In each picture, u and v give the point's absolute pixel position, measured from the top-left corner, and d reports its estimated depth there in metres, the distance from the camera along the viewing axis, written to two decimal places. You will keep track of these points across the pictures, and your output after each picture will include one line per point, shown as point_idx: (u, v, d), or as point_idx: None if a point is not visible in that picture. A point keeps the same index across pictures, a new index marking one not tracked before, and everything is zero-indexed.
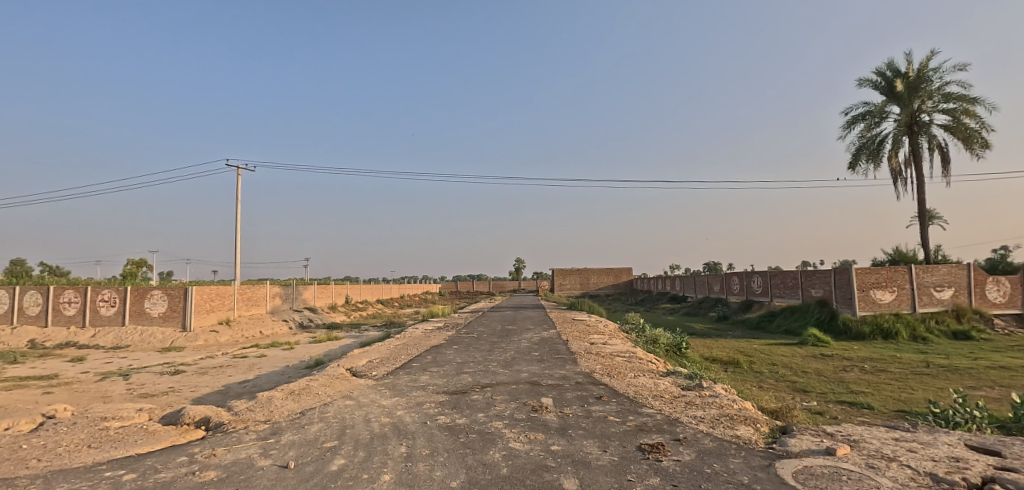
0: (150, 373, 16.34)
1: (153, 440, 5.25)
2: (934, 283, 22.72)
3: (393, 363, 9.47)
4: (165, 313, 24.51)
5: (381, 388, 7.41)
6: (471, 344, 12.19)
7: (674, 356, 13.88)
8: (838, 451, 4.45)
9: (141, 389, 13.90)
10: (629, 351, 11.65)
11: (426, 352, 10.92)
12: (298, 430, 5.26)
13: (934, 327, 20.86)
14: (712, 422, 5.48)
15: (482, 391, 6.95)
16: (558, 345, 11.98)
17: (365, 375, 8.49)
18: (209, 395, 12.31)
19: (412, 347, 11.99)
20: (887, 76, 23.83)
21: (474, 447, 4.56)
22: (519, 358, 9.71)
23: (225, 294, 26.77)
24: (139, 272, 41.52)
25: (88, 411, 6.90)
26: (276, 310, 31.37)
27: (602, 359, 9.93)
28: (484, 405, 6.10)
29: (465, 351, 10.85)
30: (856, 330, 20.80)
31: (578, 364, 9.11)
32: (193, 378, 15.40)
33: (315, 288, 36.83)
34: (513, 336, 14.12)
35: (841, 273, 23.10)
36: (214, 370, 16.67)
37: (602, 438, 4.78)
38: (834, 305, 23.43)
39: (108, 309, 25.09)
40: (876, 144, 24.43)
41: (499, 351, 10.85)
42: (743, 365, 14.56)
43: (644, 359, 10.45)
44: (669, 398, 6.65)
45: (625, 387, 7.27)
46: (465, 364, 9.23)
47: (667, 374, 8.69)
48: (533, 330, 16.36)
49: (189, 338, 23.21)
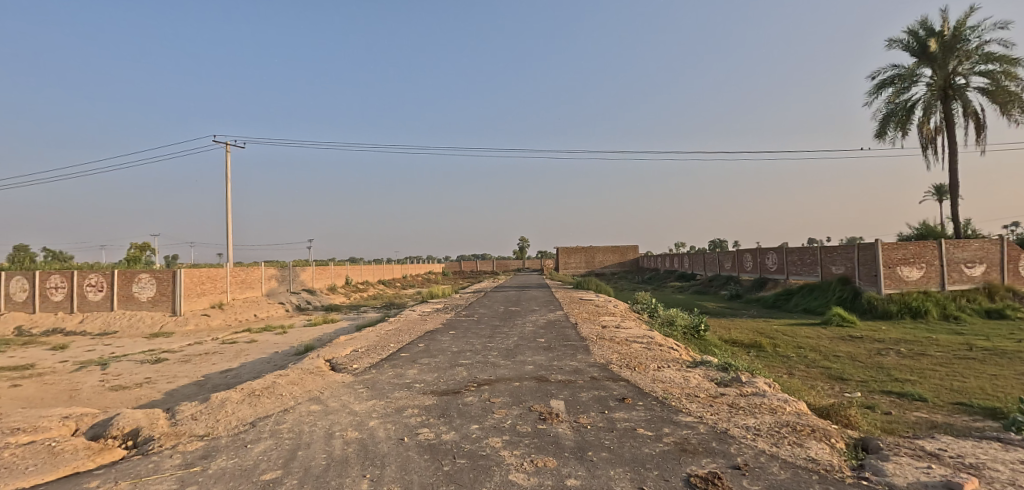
0: (130, 362, 15.28)
1: (51, 465, 4.11)
2: (965, 259, 21.36)
3: (378, 353, 8.31)
4: (153, 298, 23.42)
5: (358, 386, 6.20)
6: (469, 328, 10.98)
7: (694, 340, 12.71)
8: (965, 487, 3.22)
9: (115, 381, 12.85)
10: (646, 335, 10.44)
11: (419, 339, 9.73)
12: (237, 452, 4.09)
13: (965, 305, 19.56)
14: (773, 437, 4.24)
15: (478, 391, 5.73)
16: (566, 330, 10.78)
17: (344, 369, 7.30)
18: (183, 389, 11.18)
19: (405, 333, 10.80)
20: (919, 37, 22.58)
21: (463, 483, 3.33)
22: (523, 346, 8.49)
23: (216, 276, 25.69)
24: (141, 256, 40.72)
25: (6, 419, 5.77)
26: (272, 292, 30.34)
27: (618, 347, 8.68)
28: (480, 413, 4.86)
29: (462, 338, 9.63)
30: (882, 309, 19.54)
31: (592, 353, 7.88)
32: (174, 366, 14.33)
33: (313, 269, 35.80)
34: (516, 319, 12.91)
35: (866, 249, 21.65)
36: (199, 357, 15.62)
37: (635, 466, 3.55)
38: (856, 282, 22.08)
39: (96, 294, 24.09)
40: (907, 110, 23.01)
41: (501, 337, 9.65)
42: (767, 348, 13.41)
43: (664, 345, 9.24)
44: (706, 400, 5.42)
45: (651, 383, 6.06)
46: (461, 354, 8.03)
47: (696, 366, 7.46)
48: (538, 311, 15.20)
49: (179, 323, 22.20)
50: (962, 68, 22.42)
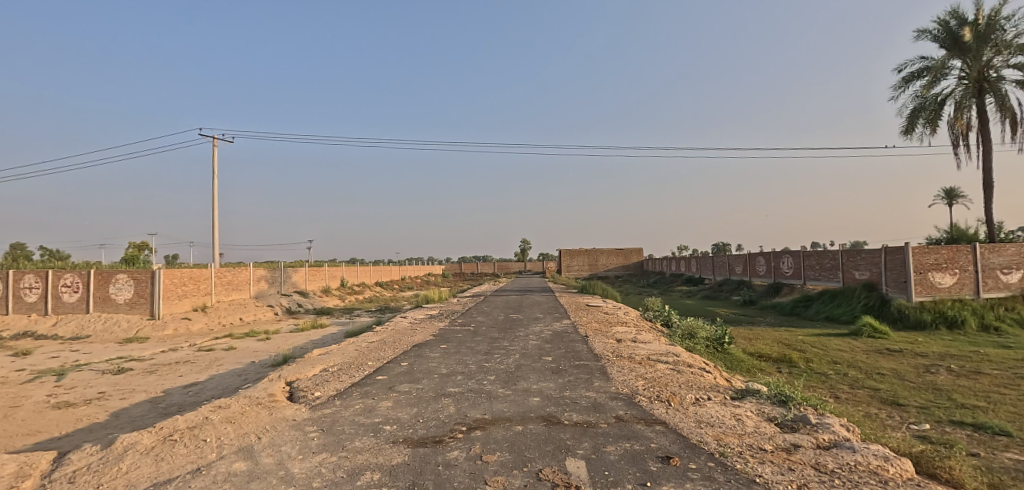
0: (90, 372, 13.79)
1: None
2: (1001, 265, 19.89)
3: (350, 376, 6.83)
4: (131, 300, 21.98)
5: (310, 428, 4.71)
6: (464, 342, 9.51)
7: (718, 355, 11.28)
8: None
9: (64, 395, 11.36)
10: (670, 351, 8.97)
11: (402, 355, 8.22)
12: None
13: (1005, 315, 18.01)
14: None
15: (467, 440, 4.24)
16: (576, 344, 9.31)
17: (302, 398, 5.83)
18: (134, 409, 9.70)
19: (389, 347, 9.34)
20: (950, 27, 21.43)
21: None
22: (526, 368, 7.01)
23: (199, 277, 24.24)
24: (140, 255, 39.57)
25: None
26: (261, 294, 28.87)
27: (641, 368, 7.24)
28: (467, 485, 3.36)
29: (455, 355, 8.15)
30: (915, 319, 18.03)
31: (611, 378, 6.40)
32: (136, 378, 12.85)
33: (307, 270, 34.38)
34: (517, 330, 11.42)
35: (894, 253, 20.12)
36: (166, 367, 14.11)
37: None
38: (883, 289, 20.55)
39: (71, 295, 22.63)
40: (937, 104, 21.75)
41: (501, 354, 8.16)
42: (799, 364, 11.97)
43: (695, 366, 7.79)
44: (783, 460, 3.96)
45: (698, 428, 4.59)
46: (450, 378, 6.55)
47: (743, 396, 6.02)
48: (542, 320, 13.71)
49: (156, 328, 20.73)
50: (998, 59, 21.11)
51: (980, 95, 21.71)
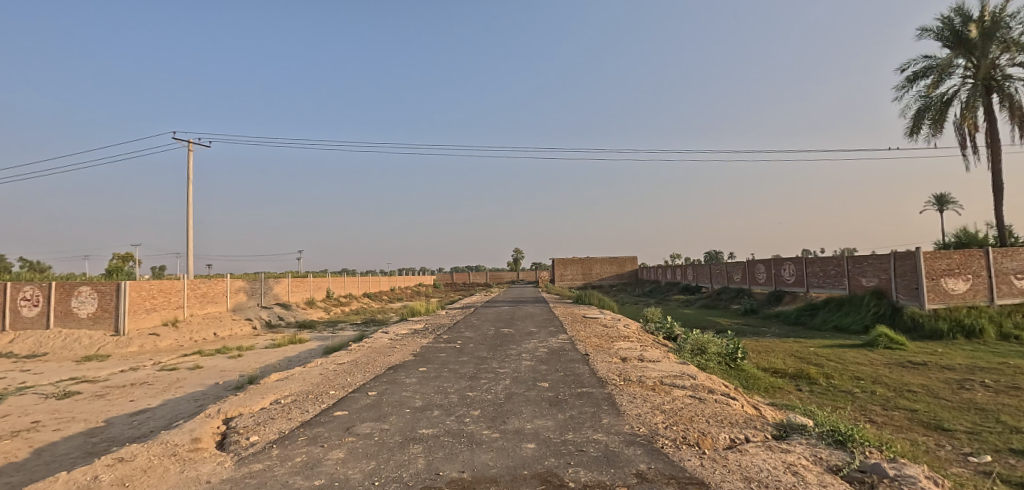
0: (31, 397, 12.33)
1: None
2: (1015, 269, 18.98)
3: (302, 412, 5.55)
4: (94, 314, 20.48)
5: None
6: (447, 364, 8.26)
7: (732, 373, 10.13)
8: None
9: None
10: (683, 372, 7.79)
11: (373, 382, 6.97)
12: None
13: None
14: None
15: None
16: (575, 364, 8.09)
17: (234, 445, 4.58)
18: (62, 445, 8.33)
19: (360, 370, 8.06)
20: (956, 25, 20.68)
21: None
22: (519, 399, 5.76)
23: (170, 290, 22.76)
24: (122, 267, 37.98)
25: None
26: (240, 307, 27.37)
27: (655, 396, 6.04)
28: None
29: (434, 381, 6.90)
30: (930, 328, 17.00)
31: (622, 413, 5.18)
32: (80, 404, 11.41)
33: (289, 282, 32.92)
34: (508, 348, 10.18)
35: (904, 259, 19.14)
36: (119, 390, 12.69)
37: None
38: (893, 296, 19.55)
39: (30, 309, 21.03)
40: (944, 103, 20.96)
41: (489, 380, 6.92)
42: (821, 382, 10.81)
43: (717, 391, 6.60)
44: None
45: None
46: (423, 414, 5.30)
47: (789, 436, 4.82)
48: (535, 335, 12.50)
49: (119, 344, 19.22)
50: (1004, 57, 20.35)
51: (987, 94, 20.94)
